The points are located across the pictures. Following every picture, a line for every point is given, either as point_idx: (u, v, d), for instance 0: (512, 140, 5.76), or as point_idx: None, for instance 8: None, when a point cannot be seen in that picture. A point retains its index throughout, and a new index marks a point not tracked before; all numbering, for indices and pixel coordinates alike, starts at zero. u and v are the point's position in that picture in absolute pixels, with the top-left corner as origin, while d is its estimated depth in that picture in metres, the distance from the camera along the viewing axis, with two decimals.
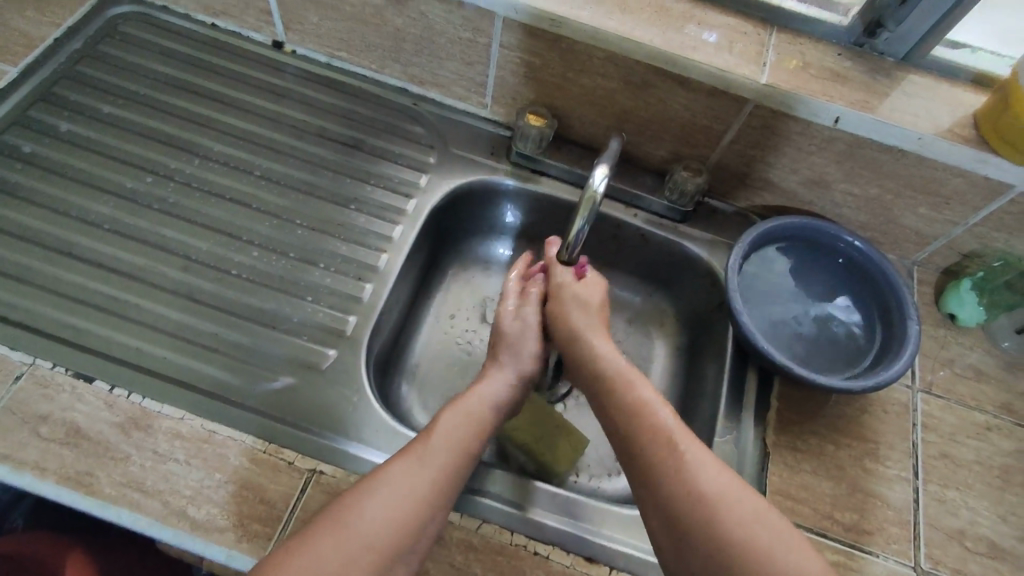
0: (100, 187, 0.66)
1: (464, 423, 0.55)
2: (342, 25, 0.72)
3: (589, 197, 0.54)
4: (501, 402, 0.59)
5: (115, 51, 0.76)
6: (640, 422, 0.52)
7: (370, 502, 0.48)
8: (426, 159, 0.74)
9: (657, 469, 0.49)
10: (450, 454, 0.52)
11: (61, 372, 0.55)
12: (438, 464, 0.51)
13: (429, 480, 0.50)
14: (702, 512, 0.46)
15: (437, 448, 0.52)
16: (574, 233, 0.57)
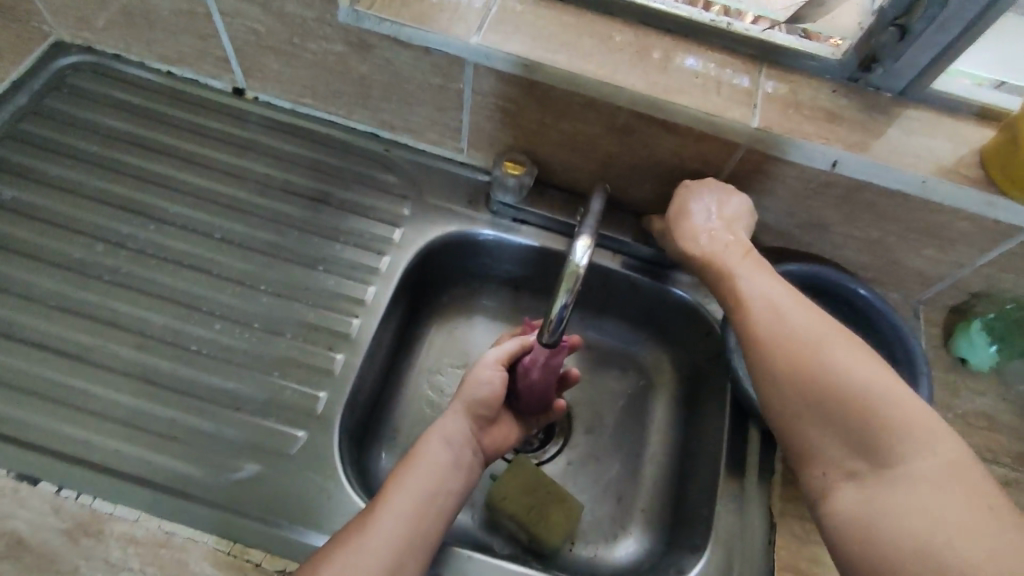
0: (45, 259, 0.61)
1: (421, 475, 0.51)
2: (304, 73, 0.68)
3: (571, 274, 0.49)
4: (461, 441, 0.55)
5: (64, 106, 0.71)
6: (794, 342, 0.50)
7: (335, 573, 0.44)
8: (399, 210, 0.69)
9: (812, 384, 0.48)
10: (410, 509, 0.49)
11: (1, 474, 0.50)
12: (399, 517, 0.48)
13: (382, 546, 0.46)
14: (841, 423, 0.46)
15: (394, 501, 0.49)
16: (555, 314, 0.50)
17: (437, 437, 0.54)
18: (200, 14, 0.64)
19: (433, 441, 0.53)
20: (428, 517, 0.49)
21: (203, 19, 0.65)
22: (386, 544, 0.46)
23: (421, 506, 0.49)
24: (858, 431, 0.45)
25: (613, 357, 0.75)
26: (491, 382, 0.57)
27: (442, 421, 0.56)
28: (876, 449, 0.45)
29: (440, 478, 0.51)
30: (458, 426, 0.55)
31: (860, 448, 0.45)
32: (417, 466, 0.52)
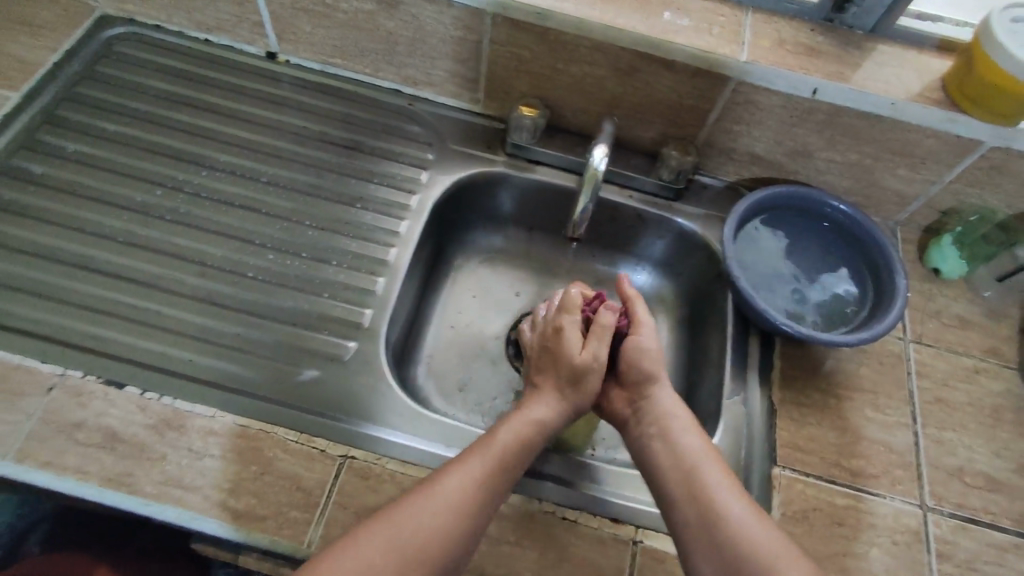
0: (112, 203, 0.68)
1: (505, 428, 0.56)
2: (335, 33, 0.74)
3: (590, 177, 0.59)
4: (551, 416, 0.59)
5: (112, 70, 0.78)
6: (638, 407, 0.61)
7: (441, 498, 0.50)
8: (425, 156, 0.76)
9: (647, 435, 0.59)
10: (495, 450, 0.54)
11: (91, 380, 0.57)
12: (502, 462, 0.53)
13: (464, 482, 0.51)
14: (676, 461, 0.55)
15: (499, 447, 0.54)
16: (578, 212, 0.61)
17: (525, 418, 0.58)
18: None
19: (523, 420, 0.57)
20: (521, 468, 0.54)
21: None
22: (487, 484, 0.52)
23: (518, 458, 0.54)
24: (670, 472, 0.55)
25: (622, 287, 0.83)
26: (582, 355, 0.61)
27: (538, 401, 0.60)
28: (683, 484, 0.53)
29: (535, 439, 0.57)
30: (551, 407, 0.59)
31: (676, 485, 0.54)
32: (501, 420, 0.57)
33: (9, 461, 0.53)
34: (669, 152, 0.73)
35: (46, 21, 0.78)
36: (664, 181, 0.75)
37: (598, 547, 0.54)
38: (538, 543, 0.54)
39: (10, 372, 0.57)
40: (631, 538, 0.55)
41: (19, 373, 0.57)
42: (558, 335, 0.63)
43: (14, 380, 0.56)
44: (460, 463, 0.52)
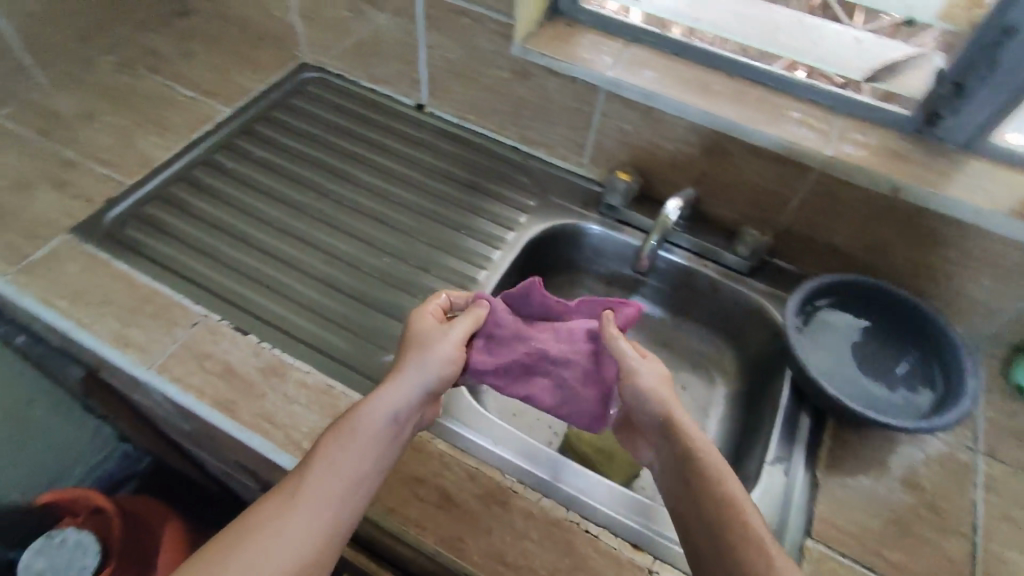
0: (276, 198, 0.85)
1: (343, 436, 0.52)
2: (475, 94, 0.91)
3: (661, 222, 0.73)
4: (392, 405, 0.54)
5: (301, 103, 0.99)
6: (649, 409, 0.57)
7: (272, 526, 0.46)
8: (527, 202, 0.88)
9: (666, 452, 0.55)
10: (339, 469, 0.50)
11: (226, 324, 0.70)
12: (335, 473, 0.49)
13: (309, 517, 0.47)
14: (699, 481, 0.50)
15: (330, 457, 0.50)
16: (648, 247, 0.74)
17: (376, 409, 0.53)
18: (410, 45, 0.90)
19: (369, 412, 0.53)
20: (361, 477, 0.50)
21: (412, 49, 0.90)
22: (318, 501, 0.48)
23: (358, 465, 0.50)
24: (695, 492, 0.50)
25: (683, 348, 0.87)
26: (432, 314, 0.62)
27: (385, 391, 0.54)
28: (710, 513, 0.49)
29: (377, 444, 0.52)
30: (397, 399, 0.54)
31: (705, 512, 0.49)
32: (356, 433, 0.52)
33: (152, 372, 0.66)
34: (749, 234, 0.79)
35: (264, 64, 1.02)
36: (744, 257, 0.79)
37: (613, 565, 0.56)
38: (558, 547, 0.57)
39: (172, 306, 0.71)
40: (648, 567, 0.57)
41: (177, 307, 0.71)
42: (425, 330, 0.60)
43: (172, 311, 0.71)
44: (307, 495, 0.48)
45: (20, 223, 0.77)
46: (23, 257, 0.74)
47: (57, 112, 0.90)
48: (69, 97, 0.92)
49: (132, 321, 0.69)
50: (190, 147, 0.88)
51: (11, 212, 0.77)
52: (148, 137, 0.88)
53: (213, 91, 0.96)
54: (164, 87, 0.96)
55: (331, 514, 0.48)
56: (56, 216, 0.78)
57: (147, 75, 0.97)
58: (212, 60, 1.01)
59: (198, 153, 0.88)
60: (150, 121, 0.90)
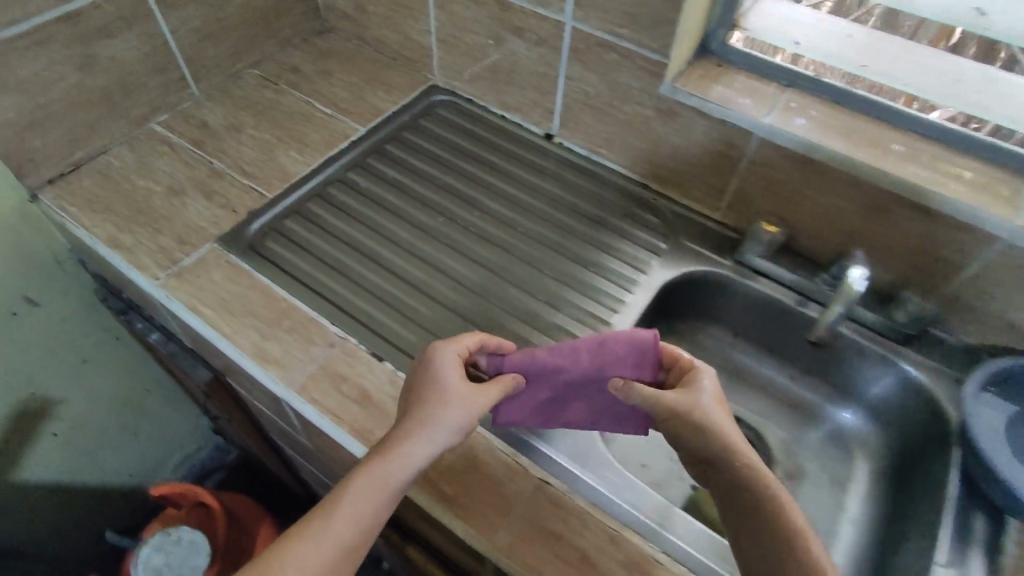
0: (408, 221, 0.85)
1: (364, 482, 0.52)
2: (611, 128, 0.89)
3: (846, 294, 0.68)
4: (416, 463, 0.53)
5: (430, 125, 0.99)
6: (680, 430, 0.55)
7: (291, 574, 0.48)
8: (659, 244, 0.85)
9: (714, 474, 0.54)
10: (358, 525, 0.51)
11: (362, 348, 0.70)
12: (354, 528, 0.51)
13: (317, 571, 0.48)
14: (752, 510, 0.50)
15: (353, 512, 0.51)
16: (831, 318, 0.72)
17: (404, 466, 0.53)
18: (549, 75, 0.89)
19: (398, 468, 0.52)
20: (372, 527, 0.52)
21: (550, 79, 0.89)
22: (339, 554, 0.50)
23: (375, 520, 0.52)
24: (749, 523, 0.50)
25: (817, 416, 0.83)
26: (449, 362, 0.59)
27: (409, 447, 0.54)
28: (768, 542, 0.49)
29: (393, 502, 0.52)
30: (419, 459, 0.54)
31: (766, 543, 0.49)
32: (384, 488, 0.52)
33: (291, 391, 0.66)
34: (908, 300, 0.73)
35: (397, 84, 1.03)
36: (907, 321, 0.73)
37: None
38: None
39: (309, 324, 0.72)
40: None
41: (314, 325, 0.72)
42: (440, 381, 0.58)
43: (310, 330, 0.71)
44: (318, 545, 0.49)
45: (172, 229, 0.80)
46: (173, 262, 0.77)
47: (207, 122, 0.94)
48: (217, 108, 0.96)
49: (271, 335, 0.70)
50: (327, 163, 0.90)
51: (164, 217, 0.81)
52: (288, 151, 0.91)
53: (349, 109, 0.98)
54: (303, 103, 0.99)
55: (344, 564, 0.50)
56: (203, 223, 0.81)
57: (289, 91, 1.00)
58: (348, 78, 1.04)
59: (333, 169, 0.90)
60: (291, 136, 0.93)
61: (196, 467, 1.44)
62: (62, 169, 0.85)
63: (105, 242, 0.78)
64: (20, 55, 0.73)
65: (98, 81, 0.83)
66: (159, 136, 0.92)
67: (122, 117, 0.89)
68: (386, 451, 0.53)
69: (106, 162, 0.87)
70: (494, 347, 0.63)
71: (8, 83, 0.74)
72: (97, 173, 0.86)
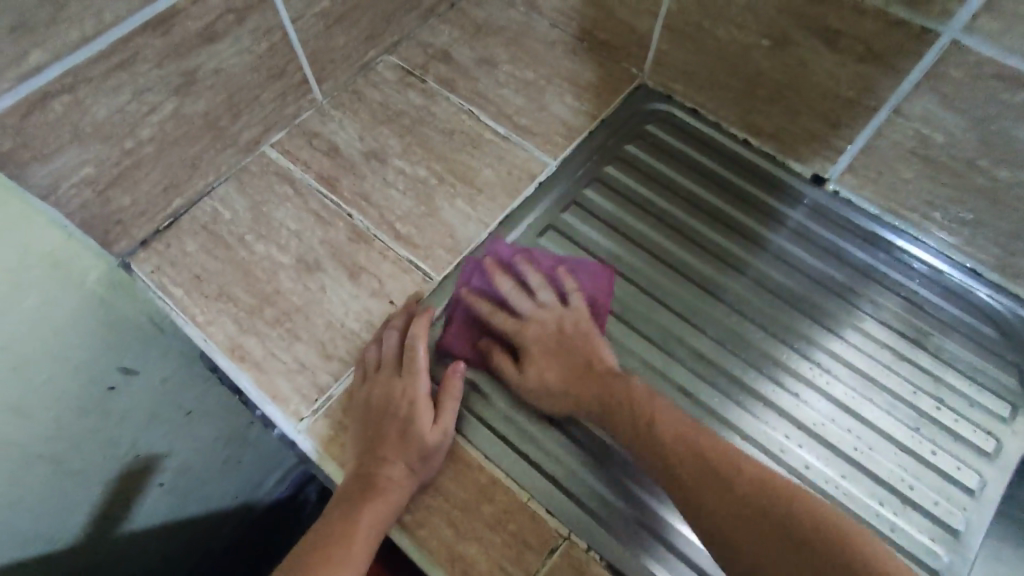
0: (632, 326, 0.60)
1: (372, 528, 0.47)
2: (948, 192, 0.58)
3: None
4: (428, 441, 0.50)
5: (642, 154, 0.69)
6: (633, 417, 0.49)
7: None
8: (1007, 381, 0.57)
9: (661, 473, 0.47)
10: (371, 520, 0.47)
11: (597, 560, 0.49)
12: (372, 522, 0.47)
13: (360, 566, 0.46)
14: (718, 491, 0.44)
15: (370, 501, 0.47)
16: None
17: (409, 446, 0.49)
18: (861, 105, 0.57)
19: (405, 445, 0.49)
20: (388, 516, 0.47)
21: (859, 110, 0.58)
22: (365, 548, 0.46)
23: (384, 510, 0.47)
24: (704, 497, 0.44)
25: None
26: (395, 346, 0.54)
27: (416, 430, 0.50)
28: (769, 527, 0.42)
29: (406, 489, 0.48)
30: (425, 439, 0.50)
31: (763, 536, 0.42)
32: (390, 466, 0.48)
33: None
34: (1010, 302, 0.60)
35: (588, 81, 0.72)
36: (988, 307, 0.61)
37: None
38: None
39: (518, 513, 0.50)
40: None
41: (525, 516, 0.50)
42: (411, 371, 0.53)
43: (519, 524, 0.50)
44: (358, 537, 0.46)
45: (313, 332, 0.57)
46: (320, 392, 0.55)
47: (338, 147, 0.67)
48: (349, 123, 0.69)
49: (467, 532, 0.49)
50: (508, 222, 0.63)
51: (300, 313, 0.58)
52: (453, 201, 0.64)
53: (527, 126, 0.69)
54: (464, 115, 0.69)
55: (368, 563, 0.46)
56: (353, 325, 0.58)
57: (439, 90, 0.71)
58: (521, 73, 0.72)
59: (520, 233, 0.63)
60: (454, 174, 0.65)
61: (297, 479, 1.17)
62: (159, 224, 0.62)
63: (226, 352, 0.56)
64: (95, 89, 0.49)
65: (198, 105, 0.58)
66: (278, 169, 0.66)
67: (230, 146, 0.64)
68: (371, 490, 0.48)
69: (213, 213, 0.63)
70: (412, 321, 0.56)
71: (83, 132, 0.50)
72: (203, 230, 0.62)
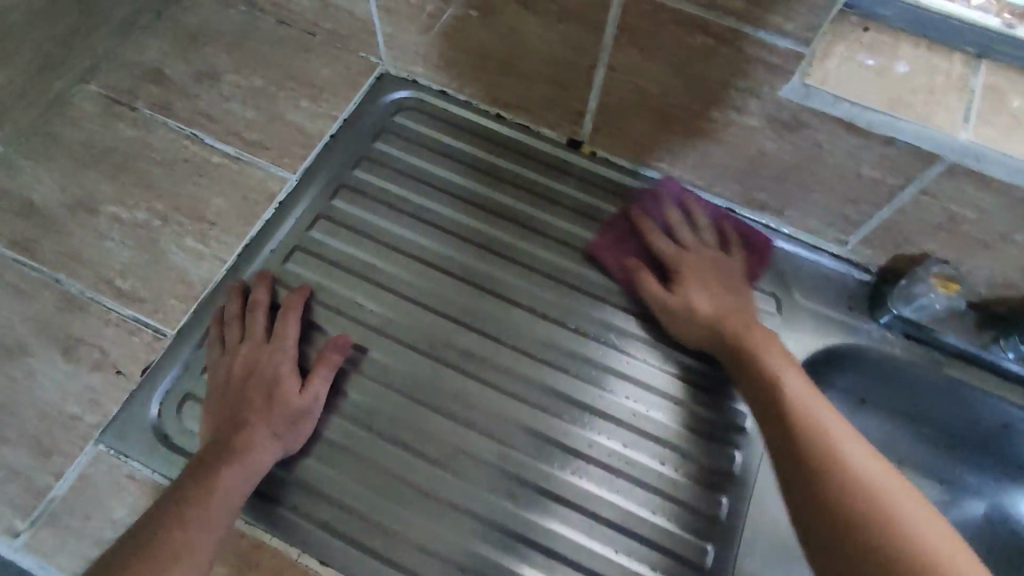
0: (396, 338, 0.55)
1: (224, 498, 0.44)
2: (682, 139, 0.58)
3: None
4: (284, 443, 0.48)
5: (392, 149, 0.64)
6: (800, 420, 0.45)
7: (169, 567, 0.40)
8: (767, 312, 0.60)
9: (796, 417, 0.45)
10: (214, 506, 0.44)
11: None
12: (219, 506, 0.44)
13: (194, 556, 0.41)
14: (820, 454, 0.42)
15: (219, 486, 0.45)
16: None
17: (266, 441, 0.47)
18: (580, 66, 0.56)
19: (263, 441, 0.47)
20: (228, 508, 0.44)
21: (581, 71, 0.56)
22: (204, 535, 0.42)
23: (228, 501, 0.45)
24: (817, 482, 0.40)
25: (961, 489, 0.63)
26: (266, 330, 0.52)
27: (272, 426, 0.48)
28: (835, 491, 0.39)
29: (251, 488, 0.46)
30: (279, 441, 0.48)
31: (833, 487, 0.39)
32: (239, 460, 0.46)
33: None
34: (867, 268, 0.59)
35: (325, 79, 0.66)
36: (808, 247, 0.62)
37: None
38: None
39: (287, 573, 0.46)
40: None
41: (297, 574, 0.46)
42: (281, 350, 0.51)
43: None
44: (196, 521, 0.43)
45: (20, 430, 0.49)
46: (37, 498, 0.47)
47: (34, 204, 0.57)
48: (44, 172, 0.59)
49: None
50: (248, 253, 0.57)
51: (3, 410, 0.49)
52: (182, 241, 0.57)
53: (260, 141, 0.62)
54: (187, 141, 0.62)
55: (202, 559, 0.42)
56: (72, 409, 0.50)
57: (154, 117, 0.63)
58: (248, 82, 0.65)
59: (262, 262, 0.57)
60: (181, 210, 0.58)
61: None
62: None
63: None
64: None
65: None
66: None
67: None
68: (227, 454, 0.46)
69: None
70: (265, 299, 0.54)
71: None
72: None
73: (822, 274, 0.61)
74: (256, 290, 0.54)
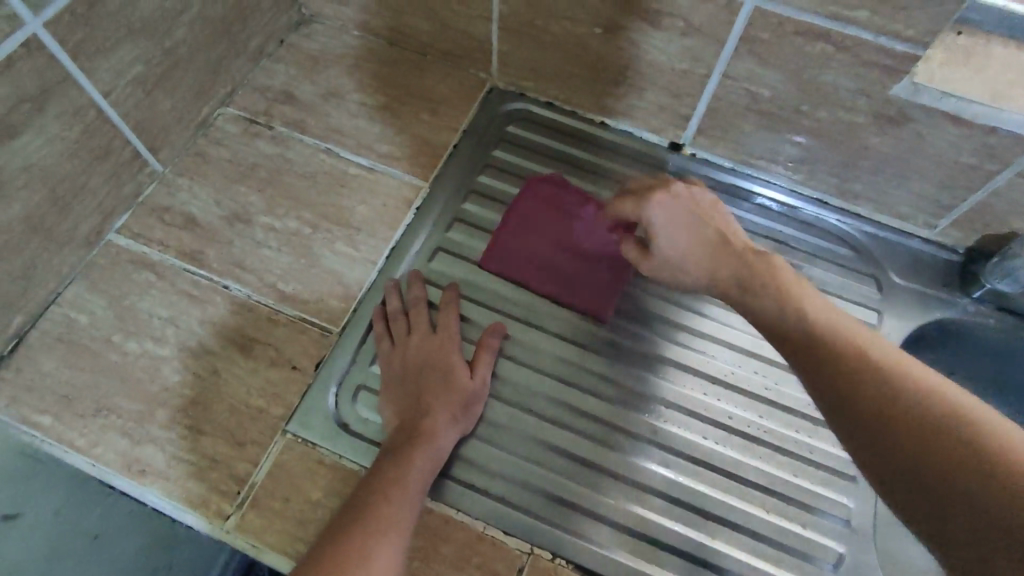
0: (539, 326, 0.60)
1: (418, 473, 0.48)
2: (785, 138, 0.63)
3: None
4: (460, 425, 0.52)
5: (510, 157, 0.69)
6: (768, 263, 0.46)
7: (386, 531, 0.44)
8: (870, 292, 0.65)
9: (826, 354, 0.40)
10: (412, 479, 0.48)
11: (564, 563, 0.50)
12: (416, 478, 0.48)
13: (404, 521, 0.45)
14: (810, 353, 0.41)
15: (414, 461, 0.49)
16: None
17: (446, 421, 0.51)
18: (694, 75, 0.61)
19: (442, 421, 0.51)
20: (422, 482, 0.48)
21: (694, 79, 0.62)
22: (407, 504, 0.46)
23: (421, 474, 0.48)
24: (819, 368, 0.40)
25: None
26: (428, 324, 0.57)
27: (450, 408, 0.52)
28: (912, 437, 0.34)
29: (438, 464, 0.50)
30: (455, 421, 0.52)
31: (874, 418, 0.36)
32: (425, 439, 0.50)
33: None
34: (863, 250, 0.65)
35: (441, 95, 0.71)
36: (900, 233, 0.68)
37: None
38: None
39: (477, 543, 0.50)
40: None
41: (486, 544, 0.50)
42: (446, 341, 0.56)
43: (482, 553, 0.50)
44: (400, 492, 0.47)
45: (214, 423, 0.53)
46: (240, 484, 0.51)
47: (194, 218, 0.62)
48: (199, 189, 0.63)
49: None
50: (395, 255, 0.62)
51: (196, 406, 0.53)
52: (334, 246, 0.61)
53: (391, 153, 0.67)
54: (323, 155, 0.66)
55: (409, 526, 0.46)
56: (258, 402, 0.54)
57: (290, 134, 0.67)
58: (371, 100, 0.70)
59: (409, 264, 0.61)
60: (328, 218, 0.63)
61: None
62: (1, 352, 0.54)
63: (123, 471, 0.51)
64: None
65: (15, 211, 0.51)
66: (131, 256, 0.60)
67: (67, 244, 0.57)
68: (414, 433, 0.50)
69: (67, 319, 0.57)
70: (421, 295, 0.58)
71: None
72: (59, 343, 0.55)
73: (914, 256, 0.67)
74: (411, 287, 0.59)
